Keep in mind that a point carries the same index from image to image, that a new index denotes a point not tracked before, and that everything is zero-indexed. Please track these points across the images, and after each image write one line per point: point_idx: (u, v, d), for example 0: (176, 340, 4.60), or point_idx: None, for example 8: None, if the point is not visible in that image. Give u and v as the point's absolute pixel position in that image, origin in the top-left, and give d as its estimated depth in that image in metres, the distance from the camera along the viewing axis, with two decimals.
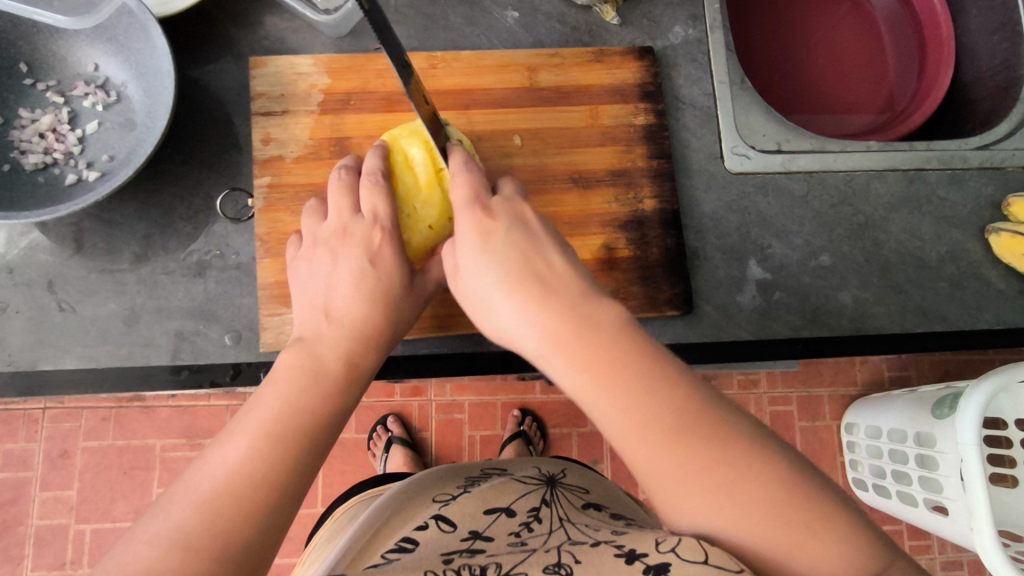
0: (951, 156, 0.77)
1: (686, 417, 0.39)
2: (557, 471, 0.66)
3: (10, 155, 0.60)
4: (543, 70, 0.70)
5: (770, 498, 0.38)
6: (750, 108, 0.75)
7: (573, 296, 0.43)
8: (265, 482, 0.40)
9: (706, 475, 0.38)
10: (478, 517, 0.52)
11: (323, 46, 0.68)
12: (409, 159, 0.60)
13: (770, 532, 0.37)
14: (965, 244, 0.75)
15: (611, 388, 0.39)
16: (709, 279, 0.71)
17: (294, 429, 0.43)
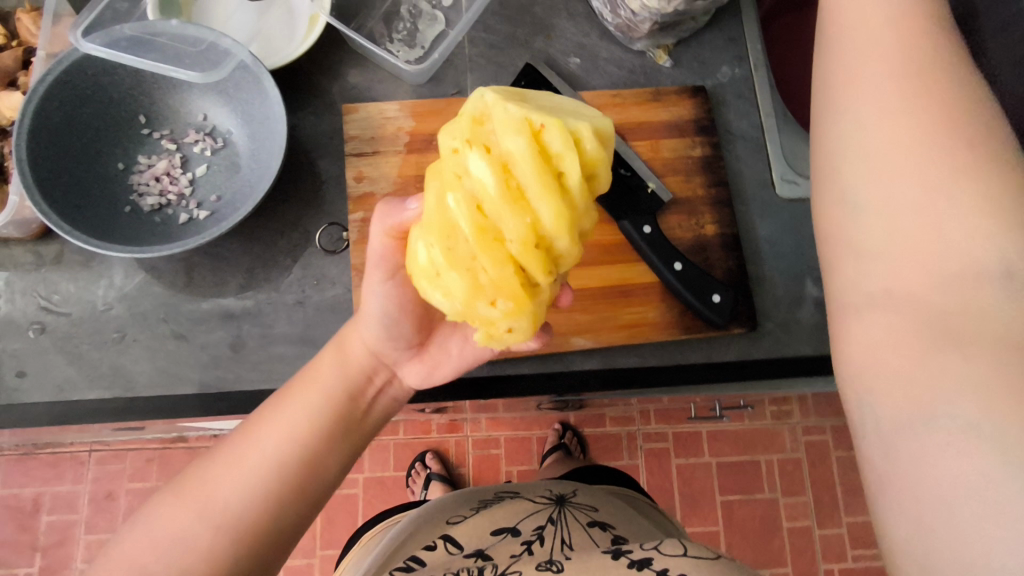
0: None
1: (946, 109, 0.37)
2: (569, 491, 0.80)
3: (130, 198, 0.66)
4: (605, 110, 0.76)
5: (975, 260, 0.33)
6: (797, 139, 0.80)
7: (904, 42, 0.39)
8: (287, 485, 0.50)
9: (922, 156, 0.36)
10: (483, 538, 0.68)
11: (404, 93, 0.75)
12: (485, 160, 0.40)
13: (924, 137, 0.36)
14: None
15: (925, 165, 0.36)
16: (771, 298, 0.73)
17: (314, 441, 0.52)
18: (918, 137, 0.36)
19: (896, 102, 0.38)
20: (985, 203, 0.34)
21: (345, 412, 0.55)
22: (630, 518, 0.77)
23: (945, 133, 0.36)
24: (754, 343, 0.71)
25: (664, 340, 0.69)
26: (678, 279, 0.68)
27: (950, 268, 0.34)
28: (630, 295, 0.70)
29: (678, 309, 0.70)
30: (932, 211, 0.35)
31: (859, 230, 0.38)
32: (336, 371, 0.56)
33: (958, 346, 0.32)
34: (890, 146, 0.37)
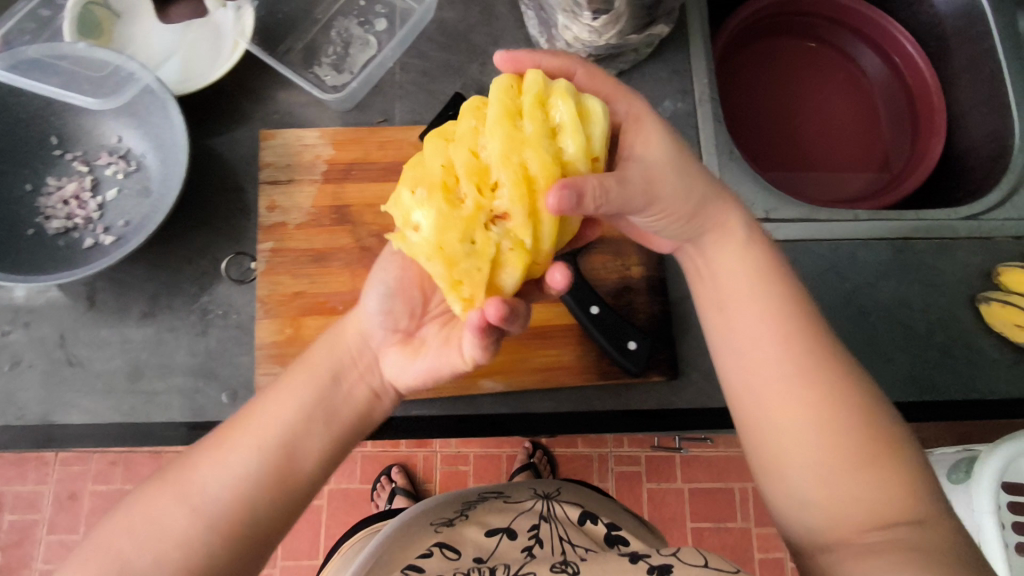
0: (938, 226, 0.79)
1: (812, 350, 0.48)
2: (552, 490, 0.78)
3: (34, 221, 0.64)
4: None
5: (865, 462, 0.45)
6: (738, 178, 0.77)
7: (772, 291, 0.51)
8: (275, 480, 0.48)
9: (805, 396, 0.47)
10: (481, 543, 0.64)
11: (330, 120, 0.73)
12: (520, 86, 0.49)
13: (828, 455, 0.46)
14: (955, 312, 0.76)
15: (803, 384, 0.47)
16: (697, 346, 0.69)
17: (302, 436, 0.49)
18: (795, 361, 0.48)
19: (776, 341, 0.49)
20: (857, 422, 0.46)
21: (345, 404, 0.51)
22: (614, 513, 0.77)
23: (803, 353, 0.48)
24: (675, 390, 0.68)
25: (579, 385, 0.67)
26: (594, 323, 0.65)
27: (849, 474, 0.45)
28: (547, 338, 0.67)
29: (595, 353, 0.67)
30: (816, 426, 0.46)
31: (793, 473, 0.46)
32: (335, 360, 0.52)
33: (876, 550, 0.42)
34: (789, 412, 0.47)
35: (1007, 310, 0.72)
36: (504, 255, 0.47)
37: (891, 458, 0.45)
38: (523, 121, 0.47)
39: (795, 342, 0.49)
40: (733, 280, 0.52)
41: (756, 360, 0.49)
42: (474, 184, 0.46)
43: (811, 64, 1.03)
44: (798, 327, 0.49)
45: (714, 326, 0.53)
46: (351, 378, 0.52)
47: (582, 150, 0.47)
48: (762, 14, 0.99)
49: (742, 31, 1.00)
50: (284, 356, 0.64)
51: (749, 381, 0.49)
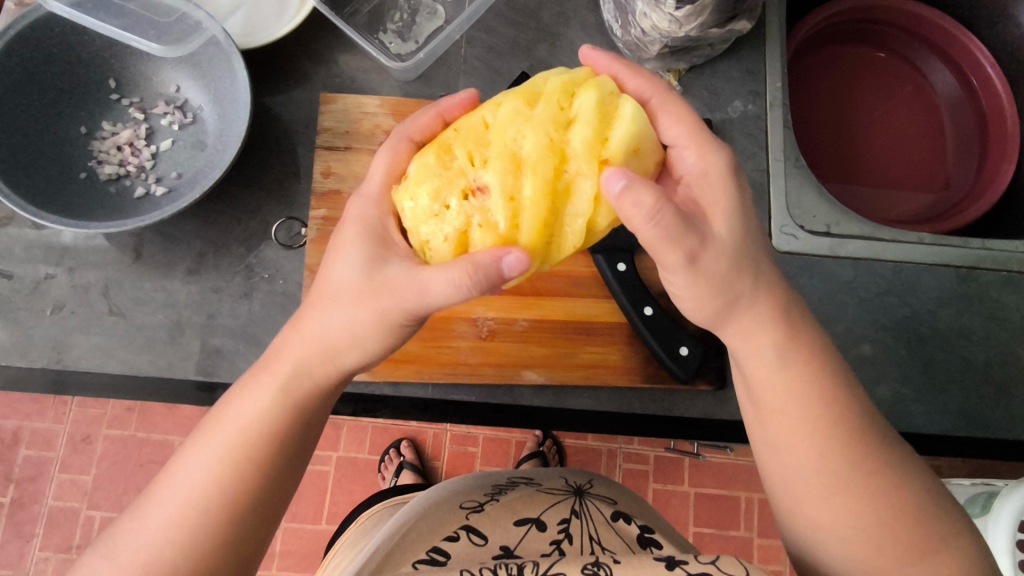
0: (1008, 258, 0.75)
1: (846, 441, 0.47)
2: (585, 483, 0.77)
3: (87, 164, 0.63)
4: None
5: (909, 548, 0.46)
6: (803, 188, 0.74)
7: (799, 379, 0.48)
8: (238, 503, 0.45)
9: (843, 494, 0.47)
10: (511, 533, 0.64)
11: (390, 89, 0.71)
12: (559, 90, 0.49)
13: (876, 550, 0.46)
14: (1015, 349, 0.73)
15: (846, 494, 0.47)
16: None
17: (260, 454, 0.46)
18: (832, 457, 0.47)
19: (810, 437, 0.48)
20: (897, 508, 0.46)
21: (302, 408, 0.49)
22: (647, 515, 0.75)
23: (845, 464, 0.47)
24: (721, 402, 0.65)
25: (622, 385, 0.65)
26: (646, 325, 0.63)
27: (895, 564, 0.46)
28: (594, 334, 0.65)
29: (643, 355, 0.65)
30: (859, 521, 0.46)
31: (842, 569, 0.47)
32: (293, 366, 0.49)
33: None
34: (832, 512, 0.47)
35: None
36: (473, 230, 0.48)
37: (938, 555, 0.46)
38: (539, 103, 0.48)
39: (835, 450, 0.47)
40: (784, 380, 0.49)
41: (790, 464, 0.48)
42: (468, 148, 0.48)
43: (880, 76, 0.99)
44: (840, 434, 0.47)
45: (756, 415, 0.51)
46: (307, 384, 0.49)
47: (586, 147, 0.47)
48: (836, 18, 0.95)
49: (813, 35, 0.96)
50: None
51: (790, 480, 0.49)
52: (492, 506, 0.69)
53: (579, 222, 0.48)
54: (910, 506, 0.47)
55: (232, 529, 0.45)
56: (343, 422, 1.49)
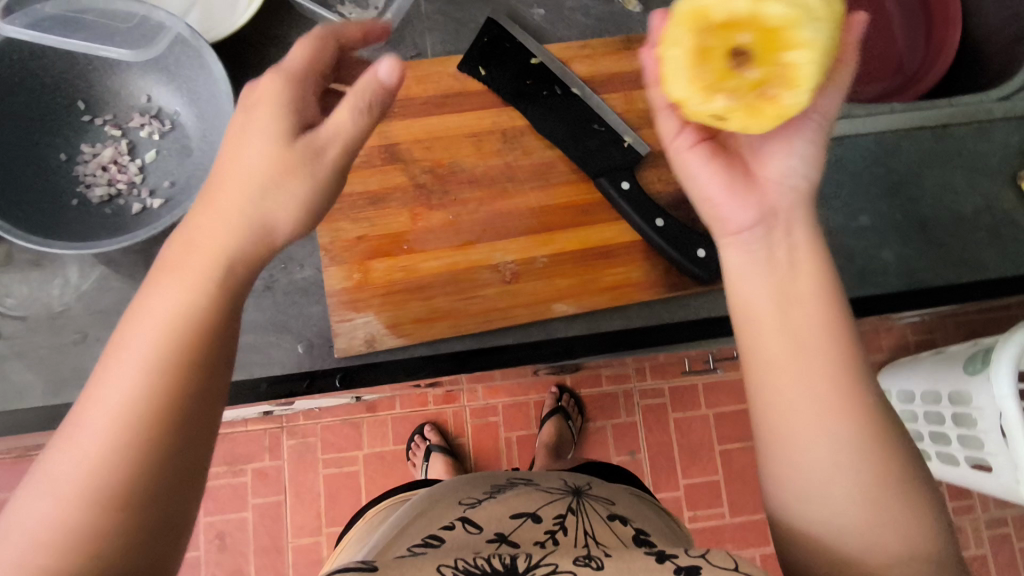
0: (976, 109, 0.78)
1: (839, 339, 0.41)
2: (584, 484, 0.75)
3: (76, 191, 0.62)
4: (576, 61, 0.72)
5: (864, 480, 0.39)
6: None
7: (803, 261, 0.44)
8: (148, 422, 0.34)
9: (815, 383, 0.40)
10: (504, 522, 0.62)
11: (359, 59, 0.71)
12: None
13: (831, 456, 0.39)
14: (999, 193, 0.77)
15: (852, 432, 0.40)
16: None
17: (171, 363, 0.36)
18: (819, 343, 0.41)
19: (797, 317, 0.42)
20: (869, 433, 0.40)
21: (216, 307, 0.38)
22: (646, 517, 0.72)
23: (832, 360, 0.41)
24: None
25: (649, 299, 0.67)
26: (661, 235, 0.65)
27: (841, 486, 0.39)
28: (612, 256, 0.67)
29: (664, 267, 0.67)
30: (814, 422, 0.40)
31: (786, 460, 0.40)
32: (206, 266, 0.38)
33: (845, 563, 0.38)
34: (794, 396, 0.41)
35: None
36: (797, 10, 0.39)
37: (890, 513, 0.38)
38: None
39: (844, 374, 0.41)
40: (802, 289, 0.43)
41: (790, 388, 0.41)
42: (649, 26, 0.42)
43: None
44: (854, 361, 0.41)
45: (760, 326, 0.43)
46: (211, 298, 0.38)
47: None
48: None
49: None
50: (358, 301, 0.64)
51: (765, 352, 0.42)
52: (488, 501, 0.68)
53: None
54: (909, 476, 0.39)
55: (136, 496, 0.33)
56: (363, 420, 1.49)
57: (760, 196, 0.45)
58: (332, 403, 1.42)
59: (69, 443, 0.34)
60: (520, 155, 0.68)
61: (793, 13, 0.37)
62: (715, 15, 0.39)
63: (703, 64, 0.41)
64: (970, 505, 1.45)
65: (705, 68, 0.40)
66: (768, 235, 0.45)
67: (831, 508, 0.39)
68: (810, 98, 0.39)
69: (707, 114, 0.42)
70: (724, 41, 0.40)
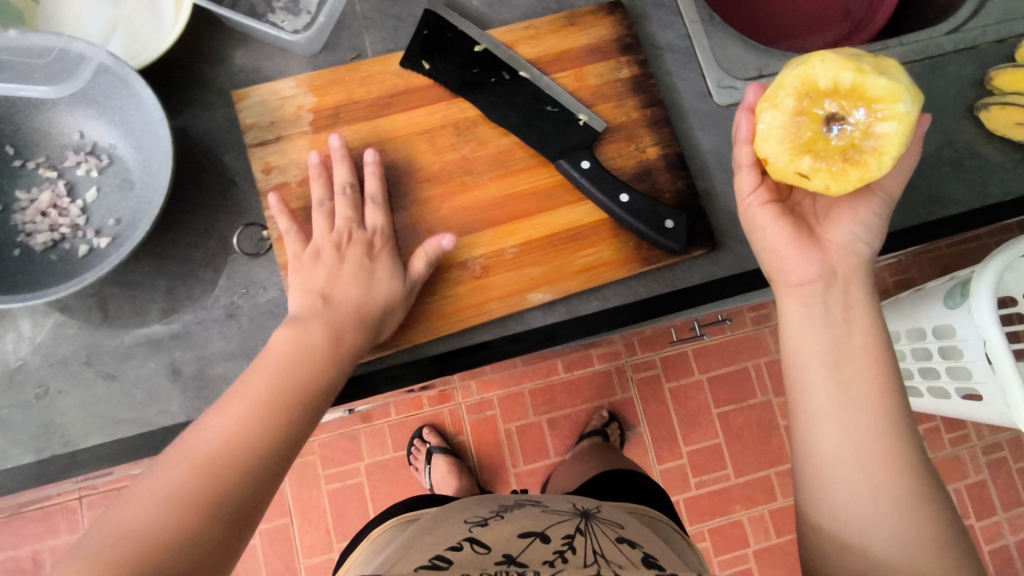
0: (926, 45, 0.80)
1: (882, 405, 0.55)
2: (592, 508, 0.75)
3: (17, 240, 0.59)
4: (521, 44, 0.70)
5: (904, 516, 0.51)
6: (725, 41, 0.75)
7: (849, 336, 0.57)
8: (232, 457, 0.45)
9: (864, 438, 0.54)
10: (514, 543, 0.62)
11: (299, 68, 0.68)
12: (769, 108, 0.58)
13: (872, 498, 0.52)
14: (958, 127, 0.77)
15: (885, 462, 0.53)
16: (726, 214, 0.69)
17: (263, 414, 0.48)
18: (866, 408, 0.55)
19: (845, 387, 0.56)
20: (908, 478, 0.53)
21: (304, 389, 0.51)
22: (652, 538, 0.71)
23: (875, 421, 0.54)
24: (716, 262, 0.68)
25: (625, 277, 0.66)
26: (627, 211, 0.64)
27: (883, 522, 0.52)
28: (580, 238, 0.66)
29: (634, 242, 0.66)
30: (857, 471, 0.53)
31: (834, 503, 0.53)
32: (295, 353, 0.53)
33: None
34: (845, 451, 0.54)
35: (993, 116, 0.75)
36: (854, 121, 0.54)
37: (929, 546, 0.50)
38: (787, 100, 0.56)
39: (880, 415, 0.54)
40: (855, 345, 0.57)
41: (832, 425, 0.55)
42: (820, 98, 0.55)
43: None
44: (893, 406, 0.55)
45: (812, 373, 0.57)
46: (286, 381, 0.51)
47: (806, 79, 0.56)
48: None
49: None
50: None
51: (824, 415, 0.55)
52: (496, 522, 0.69)
53: (875, 84, 0.53)
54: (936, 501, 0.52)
55: (192, 525, 0.41)
56: (359, 430, 1.47)
57: (824, 254, 0.59)
58: (326, 418, 1.40)
59: (146, 487, 0.43)
60: (475, 146, 0.67)
61: (892, 89, 0.53)
62: (820, 84, 0.55)
63: (796, 124, 0.56)
64: (965, 434, 1.47)
65: (803, 126, 0.56)
66: (823, 296, 0.58)
67: (876, 542, 0.51)
68: (892, 163, 0.54)
69: (791, 169, 0.57)
70: (822, 107, 0.55)
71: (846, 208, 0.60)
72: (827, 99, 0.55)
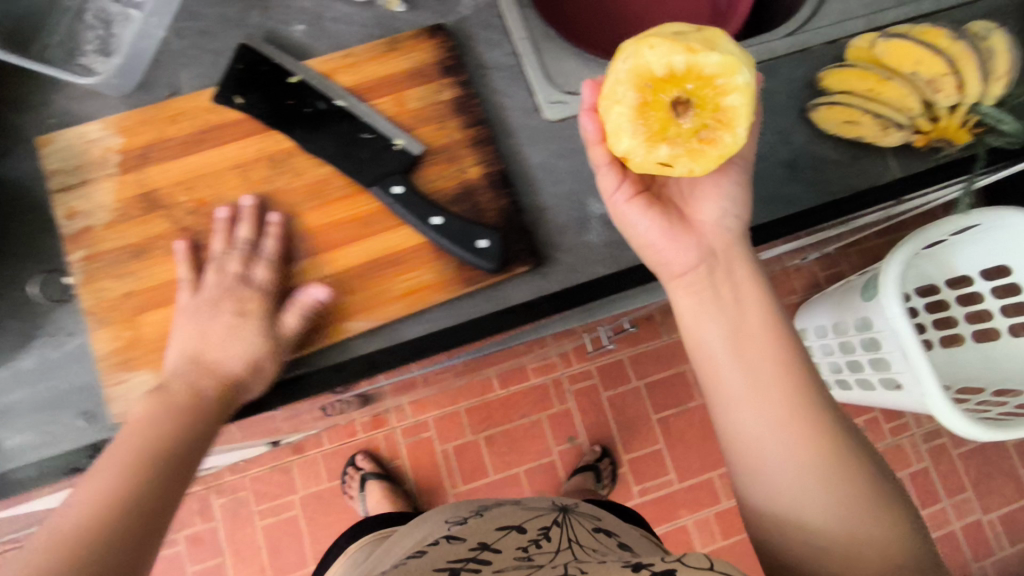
0: (759, 50, 0.80)
1: (786, 376, 0.56)
2: (571, 504, 0.80)
3: None
4: (339, 73, 0.70)
5: (833, 486, 0.53)
6: (559, 56, 0.76)
7: (741, 315, 0.60)
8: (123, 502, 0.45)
9: (773, 416, 0.55)
10: (491, 534, 0.66)
11: (112, 109, 0.68)
12: (615, 105, 0.56)
13: (813, 471, 0.53)
14: (793, 127, 0.78)
15: (806, 425, 0.55)
16: (553, 228, 0.70)
17: (146, 458, 0.49)
18: (772, 382, 0.56)
19: (749, 366, 0.57)
20: (849, 439, 0.55)
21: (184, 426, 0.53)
22: (627, 530, 0.77)
23: (783, 394, 0.56)
24: (545, 278, 0.68)
25: (447, 299, 0.65)
26: (440, 233, 0.64)
27: (820, 496, 0.53)
28: (399, 263, 0.65)
29: (453, 265, 0.65)
30: (783, 449, 0.54)
31: (775, 484, 0.54)
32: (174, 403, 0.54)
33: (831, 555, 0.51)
34: (775, 427, 0.55)
35: (828, 113, 0.75)
36: (701, 102, 0.54)
37: (865, 510, 0.52)
38: (634, 94, 0.54)
39: (792, 391, 0.56)
40: (750, 324, 0.59)
41: (745, 406, 0.56)
42: (667, 89, 0.54)
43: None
44: (799, 377, 0.56)
45: (718, 360, 0.59)
46: (161, 435, 0.51)
47: (643, 70, 0.54)
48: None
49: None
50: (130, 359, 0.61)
51: (737, 397, 0.57)
52: (473, 519, 0.72)
53: (708, 59, 0.52)
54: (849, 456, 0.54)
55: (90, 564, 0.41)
56: (291, 463, 1.44)
57: (698, 235, 0.62)
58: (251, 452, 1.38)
59: (64, 522, 0.43)
60: (289, 178, 0.66)
61: (727, 63, 0.52)
62: (656, 72, 0.54)
63: (644, 118, 0.55)
64: (904, 423, 1.48)
65: (651, 118, 0.54)
66: (709, 280, 0.61)
67: (817, 512, 0.52)
68: (746, 133, 0.54)
69: (651, 161, 0.55)
70: (664, 97, 0.54)
71: (710, 183, 0.62)
72: (676, 85, 0.53)
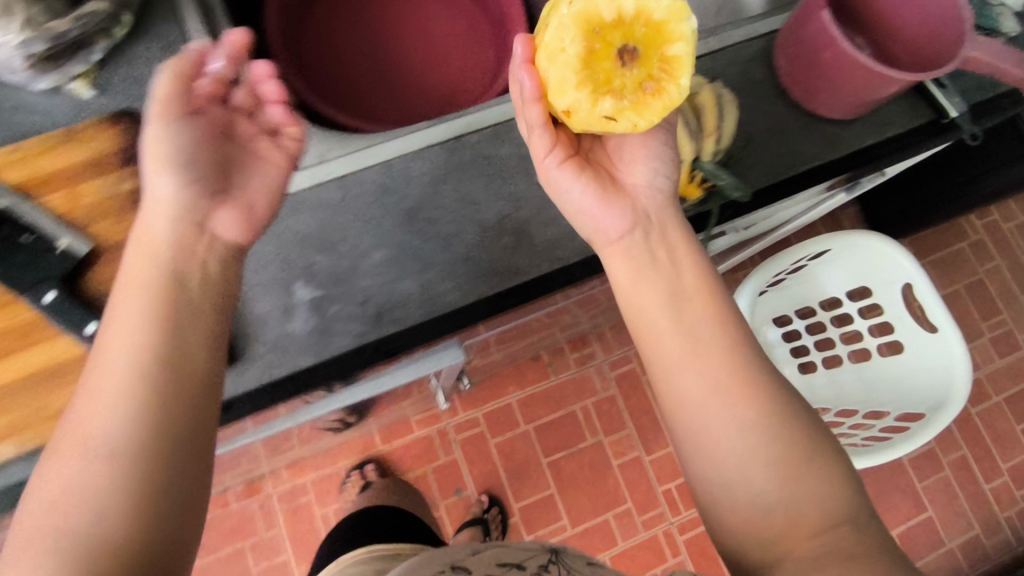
0: (488, 114, 0.76)
1: (721, 336, 0.64)
2: (562, 546, 0.64)
3: None
4: (7, 169, 0.65)
5: (776, 435, 0.60)
6: None
7: (663, 281, 0.66)
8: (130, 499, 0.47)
9: (720, 367, 0.62)
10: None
11: None
12: (558, 52, 0.59)
13: (748, 417, 0.60)
14: (525, 192, 0.74)
15: (743, 395, 0.61)
16: (250, 321, 0.66)
17: (124, 456, 0.48)
18: (722, 336, 0.64)
19: (675, 329, 0.64)
20: (773, 400, 0.61)
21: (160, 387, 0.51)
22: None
23: (729, 348, 0.63)
24: (237, 376, 0.65)
25: None
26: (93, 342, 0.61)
27: (733, 446, 0.60)
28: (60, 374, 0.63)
29: None
30: (714, 408, 0.61)
31: (701, 437, 0.61)
32: (132, 369, 0.51)
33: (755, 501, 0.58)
34: (705, 385, 0.62)
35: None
36: (674, 45, 0.58)
37: (809, 458, 0.59)
38: (567, 47, 0.58)
39: (730, 346, 0.63)
40: (687, 287, 0.66)
41: (686, 372, 0.62)
42: (613, 38, 0.58)
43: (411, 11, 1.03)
44: (734, 335, 0.64)
45: (656, 323, 0.65)
46: (146, 398, 0.50)
47: (580, 18, 0.57)
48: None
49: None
50: None
51: (673, 359, 0.63)
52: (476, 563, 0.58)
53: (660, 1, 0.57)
54: (792, 417, 0.61)
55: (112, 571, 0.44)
56: None
57: (631, 200, 0.68)
58: None
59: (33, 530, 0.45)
60: None
61: (673, 8, 0.57)
62: (605, 17, 0.57)
63: (589, 68, 0.58)
64: None
65: (598, 67, 0.58)
66: (644, 242, 0.67)
67: (756, 454, 0.59)
68: (689, 84, 0.59)
69: (596, 114, 0.59)
70: (611, 43, 0.58)
71: (639, 144, 0.69)
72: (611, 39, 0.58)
